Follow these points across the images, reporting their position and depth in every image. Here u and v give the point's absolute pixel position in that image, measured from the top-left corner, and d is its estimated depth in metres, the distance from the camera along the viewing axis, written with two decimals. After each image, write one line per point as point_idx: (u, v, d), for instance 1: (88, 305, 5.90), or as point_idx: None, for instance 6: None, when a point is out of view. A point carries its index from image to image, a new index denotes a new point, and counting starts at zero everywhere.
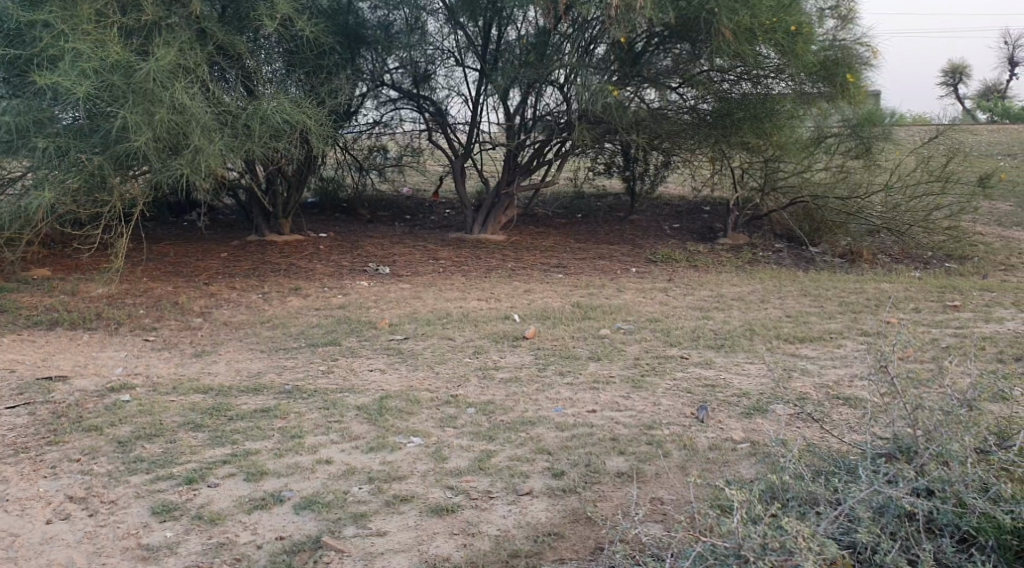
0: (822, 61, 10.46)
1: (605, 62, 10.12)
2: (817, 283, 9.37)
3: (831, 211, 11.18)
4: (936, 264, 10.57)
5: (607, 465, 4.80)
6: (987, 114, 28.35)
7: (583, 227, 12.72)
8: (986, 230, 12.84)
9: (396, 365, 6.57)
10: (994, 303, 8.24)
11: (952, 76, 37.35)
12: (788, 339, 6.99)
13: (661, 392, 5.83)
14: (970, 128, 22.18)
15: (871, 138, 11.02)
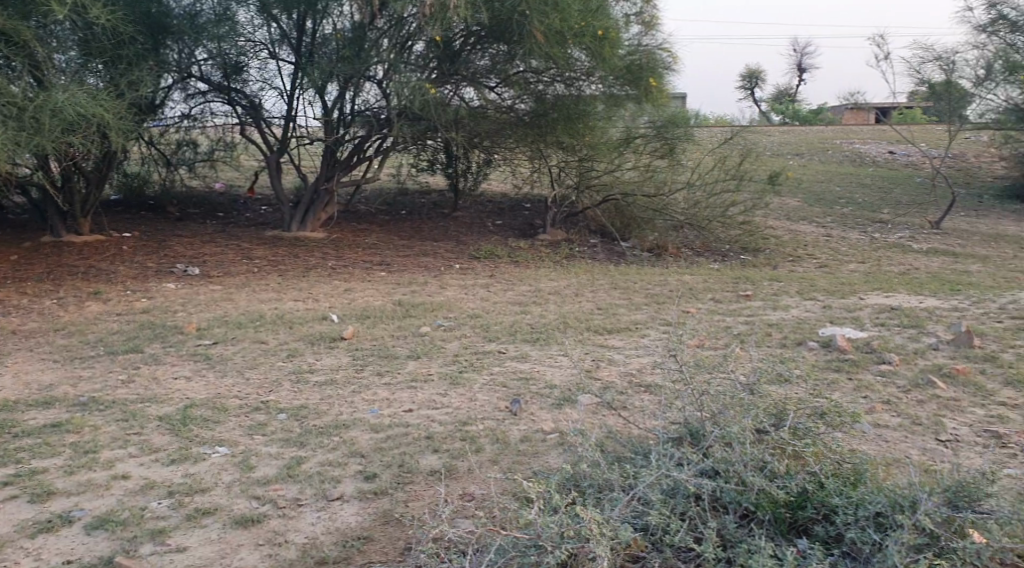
0: (627, 66, 10.88)
1: (424, 60, 10.23)
2: (628, 277, 9.72)
3: (639, 207, 11.65)
4: (732, 256, 11.21)
5: (420, 464, 4.79)
6: (779, 116, 30.39)
7: (404, 223, 12.68)
8: (777, 225, 13.73)
9: (203, 372, 6.32)
10: (783, 292, 8.81)
11: (749, 80, 39.73)
12: (597, 331, 7.22)
13: (477, 387, 5.89)
14: (764, 129, 23.69)
15: (674, 139, 11.26)
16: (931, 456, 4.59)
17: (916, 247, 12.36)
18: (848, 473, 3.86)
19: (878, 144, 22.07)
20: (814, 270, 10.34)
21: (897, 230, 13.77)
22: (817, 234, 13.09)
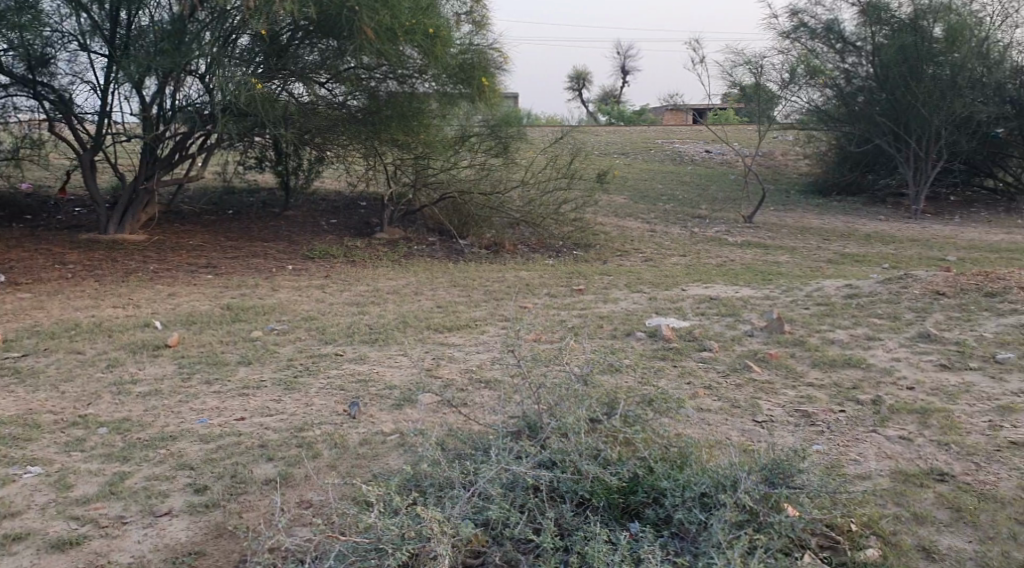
0: (459, 64, 10.95)
1: (250, 53, 9.92)
2: (463, 274, 9.78)
3: (475, 205, 11.66)
4: (566, 251, 11.48)
5: (254, 473, 4.67)
6: (605, 117, 31.36)
7: (233, 223, 12.28)
8: (606, 221, 14.17)
9: (13, 387, 5.91)
10: (613, 285, 9.11)
11: (576, 81, 40.77)
12: (435, 329, 7.23)
13: (314, 392, 5.78)
14: (591, 129, 24.38)
15: (507, 138, 11.45)
16: (748, 436, 4.87)
17: (731, 241, 13.03)
18: (675, 456, 4.02)
19: (696, 144, 23.13)
20: (641, 264, 10.74)
21: (714, 225, 14.47)
22: (643, 230, 13.59)
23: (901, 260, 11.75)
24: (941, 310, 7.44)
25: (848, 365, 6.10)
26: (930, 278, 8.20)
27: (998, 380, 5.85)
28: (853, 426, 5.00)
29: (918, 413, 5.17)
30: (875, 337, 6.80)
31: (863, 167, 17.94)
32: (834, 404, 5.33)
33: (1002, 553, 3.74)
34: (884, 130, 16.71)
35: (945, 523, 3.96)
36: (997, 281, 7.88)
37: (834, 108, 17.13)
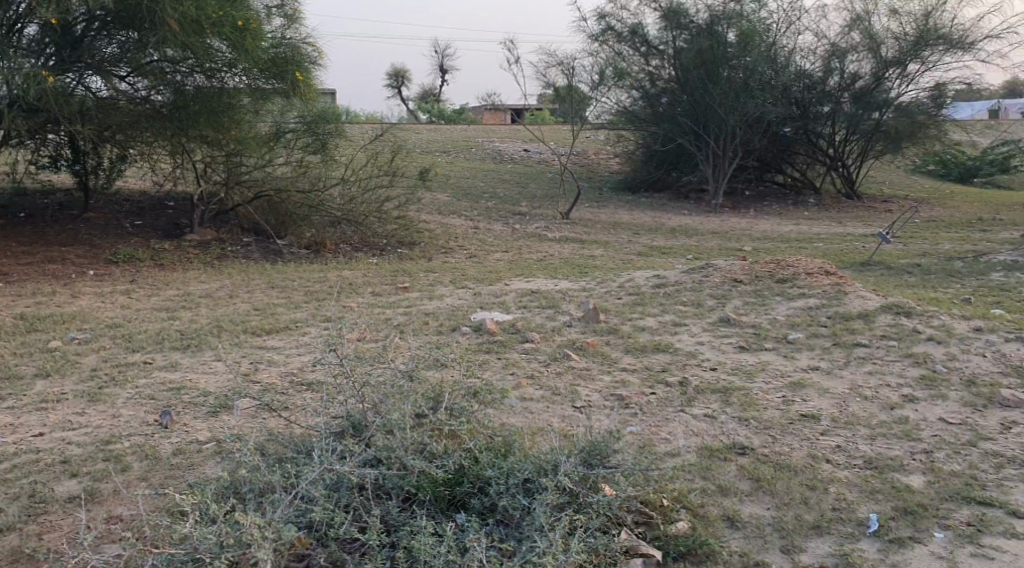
0: (271, 59, 10.55)
1: (39, 44, 9.32)
2: (280, 275, 9.52)
3: (293, 203, 11.38)
4: (390, 250, 11.34)
5: (55, 492, 4.37)
6: (426, 115, 31.38)
7: (26, 227, 11.45)
8: (430, 219, 14.17)
9: None
10: (437, 282, 9.12)
11: (395, 79, 40.55)
12: (253, 332, 7.00)
13: (120, 403, 5.47)
14: (412, 128, 24.34)
15: (325, 135, 11.31)
16: (568, 422, 4.99)
17: (549, 236, 13.33)
18: (500, 446, 4.06)
19: (514, 142, 23.52)
20: (464, 261, 10.82)
21: (533, 221, 14.77)
22: (466, 227, 13.69)
23: (705, 251, 12.38)
24: (739, 296, 7.90)
25: (659, 350, 6.37)
26: (730, 267, 8.70)
27: (790, 358, 6.29)
28: (664, 407, 5.23)
29: (721, 392, 5.46)
30: (681, 323, 7.14)
31: (668, 166, 18.82)
32: (646, 387, 5.55)
33: (796, 516, 3.99)
34: (687, 130, 17.62)
35: (747, 492, 4.20)
36: (788, 268, 8.45)
37: (640, 108, 17.82)
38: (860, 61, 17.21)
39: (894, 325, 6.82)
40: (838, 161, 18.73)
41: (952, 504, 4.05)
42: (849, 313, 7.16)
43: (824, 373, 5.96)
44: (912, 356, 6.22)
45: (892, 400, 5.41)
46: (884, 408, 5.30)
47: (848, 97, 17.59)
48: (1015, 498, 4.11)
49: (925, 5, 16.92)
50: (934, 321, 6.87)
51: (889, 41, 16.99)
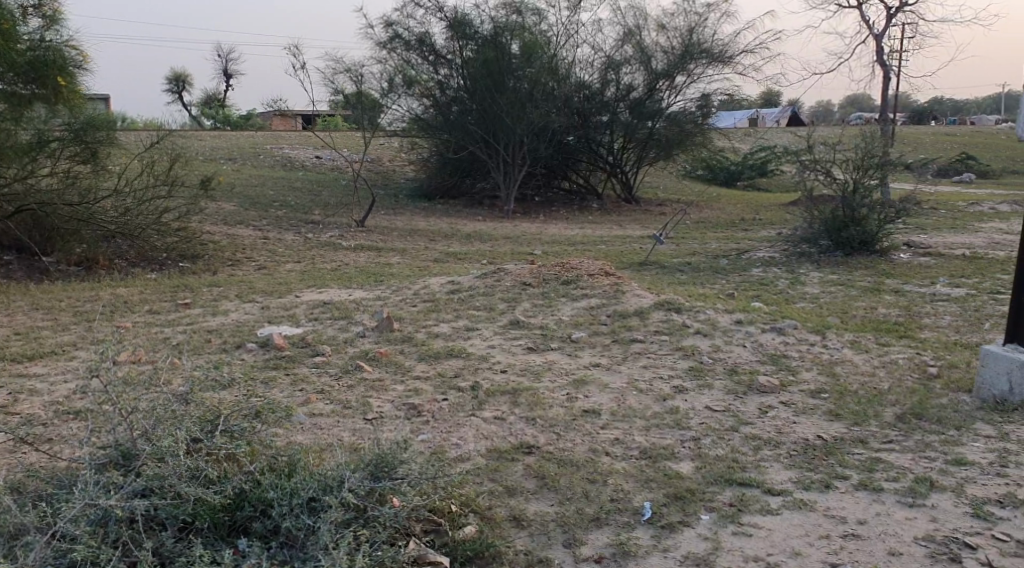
0: (29, 61, 9.78)
1: None
2: (47, 296, 8.88)
3: (59, 218, 10.55)
4: (170, 266, 10.96)
5: None
6: (211, 122, 30.29)
7: None
8: (214, 230, 13.67)
9: None
10: (221, 297, 8.81)
11: (176, 84, 38.81)
12: (14, 360, 6.49)
13: None
14: (194, 135, 23.42)
15: (96, 144, 10.56)
16: (357, 435, 4.96)
17: (343, 245, 13.18)
18: (284, 466, 3.98)
19: (305, 149, 23.08)
20: (252, 273, 10.51)
21: (326, 230, 14.55)
22: (255, 237, 13.30)
23: (496, 256, 12.65)
24: (528, 298, 8.13)
25: (449, 355, 6.45)
26: (518, 271, 8.94)
27: (573, 357, 6.54)
28: (454, 413, 5.30)
29: (509, 394, 5.60)
30: (473, 328, 7.26)
31: (461, 173, 19.11)
32: (437, 394, 5.60)
33: (577, 510, 4.15)
34: (476, 138, 17.84)
35: (531, 491, 4.33)
36: (572, 270, 8.78)
37: (433, 116, 17.77)
38: (633, 73, 18.15)
39: (668, 321, 7.24)
40: (618, 166, 19.65)
41: (716, 487, 4.35)
42: (627, 311, 7.53)
43: (605, 369, 6.24)
44: (683, 349, 6.62)
45: (665, 392, 5.75)
46: (658, 399, 5.62)
47: (624, 107, 18.44)
48: (771, 477, 4.47)
49: (689, 22, 18.18)
50: (701, 316, 7.36)
51: (658, 54, 18.12)
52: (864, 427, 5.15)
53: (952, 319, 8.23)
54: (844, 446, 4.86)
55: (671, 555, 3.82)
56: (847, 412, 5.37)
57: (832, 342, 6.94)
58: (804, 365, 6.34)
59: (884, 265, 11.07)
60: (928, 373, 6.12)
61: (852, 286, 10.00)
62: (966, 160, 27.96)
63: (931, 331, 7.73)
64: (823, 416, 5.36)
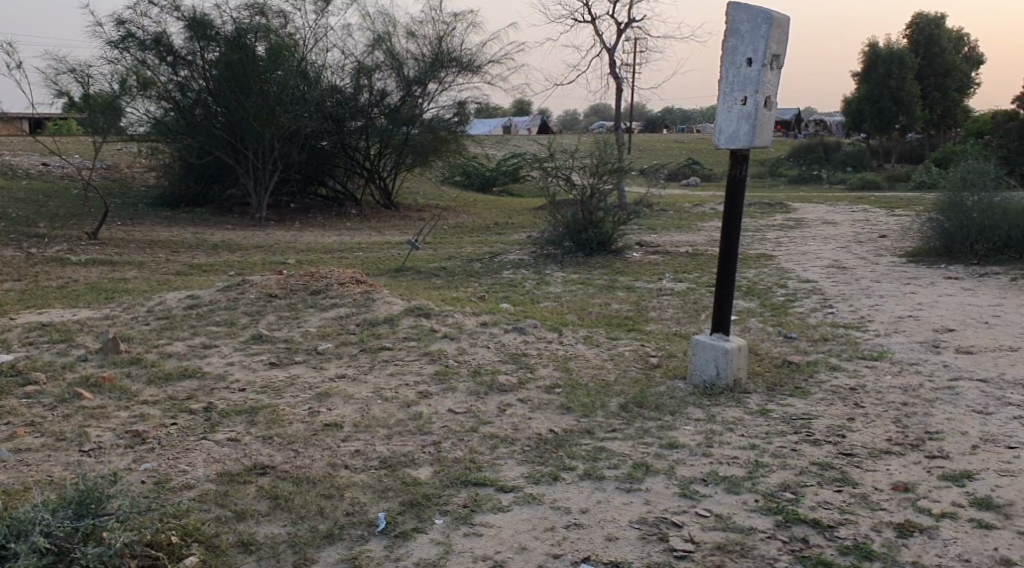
0: None
1: None
2: None
3: None
4: None
5: None
6: None
7: None
8: None
9: None
10: None
11: None
12: None
13: None
14: None
15: None
16: (73, 470, 4.62)
17: (72, 260, 12.25)
18: None
19: (28, 155, 21.23)
20: None
21: (53, 243, 13.47)
22: None
23: (244, 266, 12.25)
24: (273, 311, 7.93)
25: (184, 376, 6.15)
26: (263, 281, 8.70)
27: (318, 369, 6.44)
28: (183, 438, 5.06)
29: (246, 413, 5.43)
30: (212, 345, 6.97)
31: (209, 179, 18.45)
32: (166, 419, 5.33)
33: (310, 529, 4.09)
34: (222, 143, 17.14)
35: (262, 513, 4.21)
36: (321, 279, 8.65)
37: (174, 120, 16.87)
38: (385, 78, 18.15)
39: (415, 327, 7.29)
40: (375, 173, 19.62)
41: (451, 490, 4.44)
42: (375, 319, 7.52)
43: (350, 379, 6.19)
44: (429, 354, 6.69)
45: (408, 398, 5.78)
46: (401, 406, 5.65)
47: (379, 113, 18.42)
48: (504, 474, 4.62)
49: (437, 30, 18.49)
50: (448, 320, 7.48)
51: (409, 62, 18.27)
52: (593, 418, 5.44)
53: (675, 311, 8.87)
54: (574, 438, 5.11)
55: (402, 564, 3.85)
56: (578, 405, 5.65)
57: (570, 339, 7.28)
58: (542, 362, 6.61)
59: (620, 264, 11.76)
60: (651, 363, 6.56)
61: (591, 284, 10.54)
62: (693, 165, 30.32)
63: (657, 323, 8.29)
64: (556, 410, 5.60)
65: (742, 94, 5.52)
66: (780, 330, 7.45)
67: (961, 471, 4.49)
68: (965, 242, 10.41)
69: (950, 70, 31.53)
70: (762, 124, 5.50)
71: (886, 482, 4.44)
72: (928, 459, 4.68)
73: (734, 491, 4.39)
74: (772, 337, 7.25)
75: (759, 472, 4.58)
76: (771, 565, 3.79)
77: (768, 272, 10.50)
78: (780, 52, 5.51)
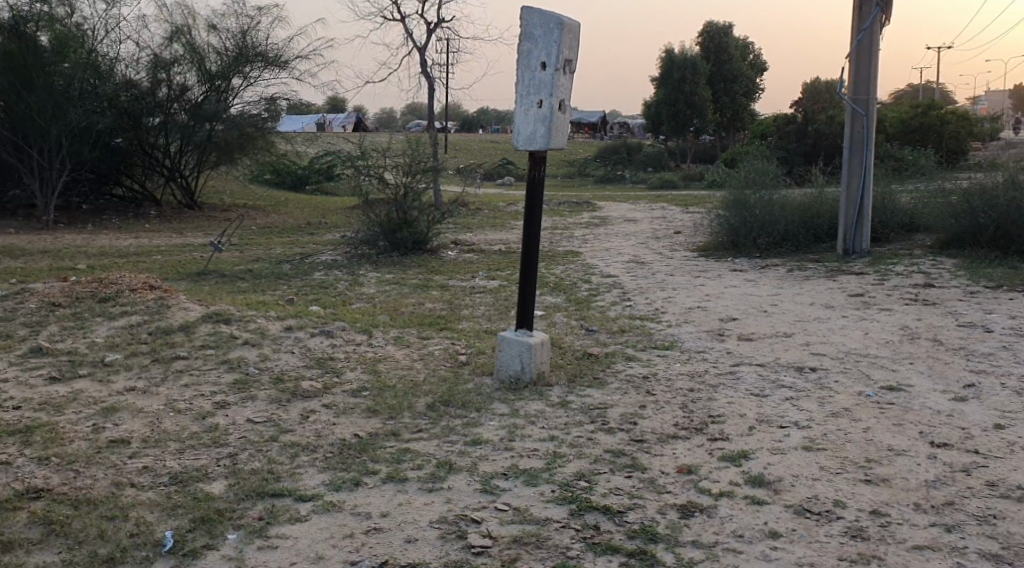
0: None
1: None
2: None
3: None
4: None
5: None
6: None
7: None
8: None
9: None
10: None
11: None
12: None
13: None
14: None
15: None
16: None
17: None
18: None
19: None
20: None
21: None
22: None
23: (30, 273, 11.41)
24: (56, 322, 7.42)
25: None
26: (45, 290, 8.14)
27: (104, 382, 6.08)
28: None
29: (20, 434, 5.05)
30: None
31: None
32: None
33: (89, 554, 3.85)
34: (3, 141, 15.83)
35: (35, 542, 3.93)
36: (110, 286, 8.18)
37: None
38: (186, 72, 17.35)
39: (214, 333, 7.01)
40: (176, 172, 18.72)
41: (246, 503, 4.30)
42: (169, 327, 7.17)
43: (140, 392, 5.88)
44: (228, 362, 6.45)
45: (203, 410, 5.56)
46: (195, 418, 5.42)
47: (179, 108, 17.64)
48: (303, 483, 4.52)
49: (240, 24, 17.92)
50: (250, 325, 7.25)
51: (211, 56, 17.57)
52: (397, 420, 5.42)
53: (485, 309, 8.98)
54: (376, 441, 5.07)
55: None
56: (383, 407, 5.60)
57: (377, 340, 7.22)
58: (348, 365, 6.52)
59: (432, 263, 11.79)
60: (459, 361, 6.61)
61: (403, 284, 10.50)
62: (506, 165, 30.80)
63: (467, 321, 8.36)
64: (361, 413, 5.54)
65: (538, 97, 5.65)
66: (583, 323, 7.68)
67: (739, 451, 4.78)
68: (749, 236, 11.11)
69: (737, 76, 33.54)
70: (557, 126, 5.65)
71: (672, 465, 4.66)
72: (710, 441, 4.95)
73: (531, 484, 4.49)
74: (575, 331, 7.46)
75: (556, 463, 4.71)
76: (564, 555, 3.89)
77: (574, 268, 10.81)
78: (572, 57, 5.68)
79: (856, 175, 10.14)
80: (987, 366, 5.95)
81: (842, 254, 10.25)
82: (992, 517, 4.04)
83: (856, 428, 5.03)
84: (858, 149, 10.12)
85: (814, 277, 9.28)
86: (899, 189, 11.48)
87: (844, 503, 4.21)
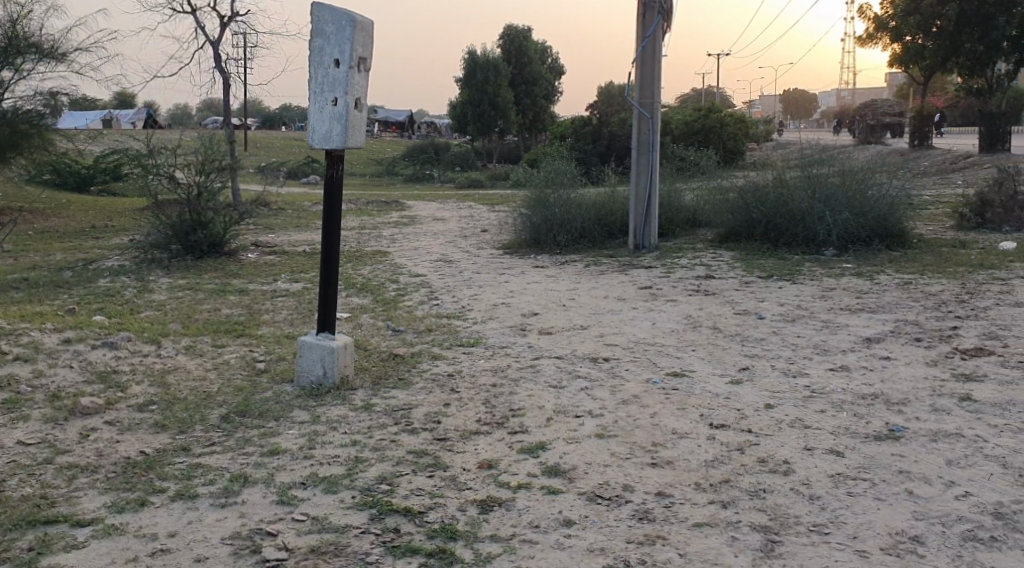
0: None
1: None
2: None
3: None
4: None
5: None
6: None
7: None
8: None
9: None
10: None
11: None
12: None
13: None
14: None
15: None
16: None
17: None
18: None
19: None
20: None
21: None
22: None
23: None
24: None
25: None
26: None
27: None
28: None
29: None
30: None
31: None
32: None
33: None
34: None
35: None
36: None
37: None
38: None
39: None
40: None
41: (14, 534, 3.99)
42: None
43: None
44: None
45: None
46: None
47: None
48: (81, 508, 4.24)
49: (9, 12, 16.60)
50: (23, 339, 6.72)
51: None
52: (188, 434, 5.18)
53: (287, 312, 8.75)
54: (165, 457, 4.83)
55: None
56: (173, 421, 5.34)
57: (168, 350, 6.88)
58: (135, 379, 6.17)
59: (230, 266, 11.37)
60: (256, 369, 6.40)
61: (199, 289, 10.06)
62: (310, 165, 30.16)
63: (269, 326, 8.10)
64: (149, 429, 5.25)
65: (332, 95, 5.55)
66: (387, 324, 7.63)
67: (536, 443, 4.89)
68: (548, 234, 11.41)
69: (537, 78, 34.35)
70: (353, 124, 5.57)
71: (472, 462, 4.71)
72: (509, 435, 5.03)
73: (330, 491, 4.41)
74: (379, 332, 7.39)
75: (356, 468, 4.65)
76: (361, 560, 3.85)
77: (380, 268, 10.71)
78: (366, 54, 5.61)
79: (645, 174, 10.61)
80: (760, 350, 6.38)
81: (634, 249, 10.70)
82: (763, 491, 4.32)
83: (644, 414, 5.25)
84: (645, 150, 10.60)
85: (607, 272, 9.64)
86: (684, 187, 12.11)
87: (632, 488, 4.40)
